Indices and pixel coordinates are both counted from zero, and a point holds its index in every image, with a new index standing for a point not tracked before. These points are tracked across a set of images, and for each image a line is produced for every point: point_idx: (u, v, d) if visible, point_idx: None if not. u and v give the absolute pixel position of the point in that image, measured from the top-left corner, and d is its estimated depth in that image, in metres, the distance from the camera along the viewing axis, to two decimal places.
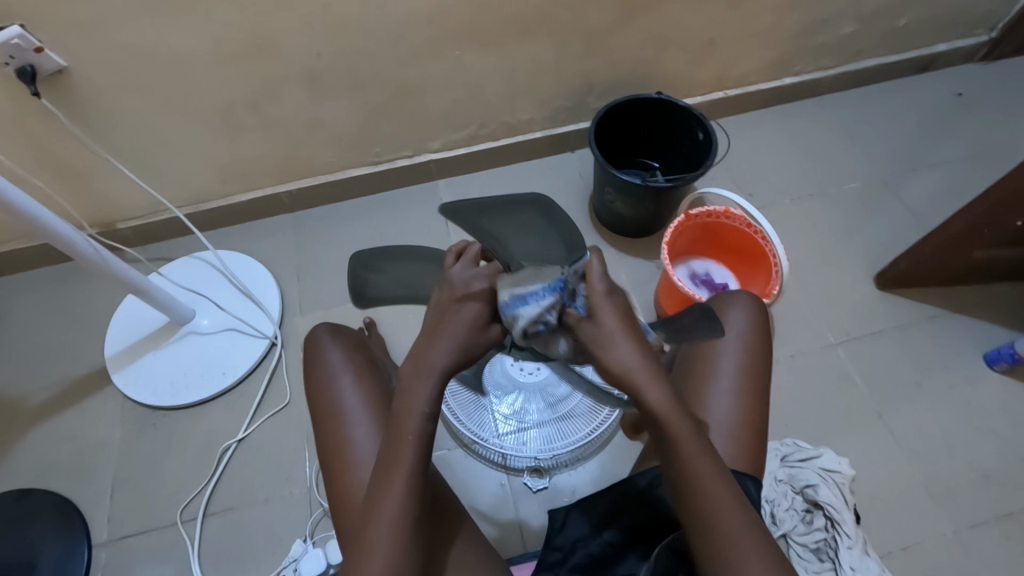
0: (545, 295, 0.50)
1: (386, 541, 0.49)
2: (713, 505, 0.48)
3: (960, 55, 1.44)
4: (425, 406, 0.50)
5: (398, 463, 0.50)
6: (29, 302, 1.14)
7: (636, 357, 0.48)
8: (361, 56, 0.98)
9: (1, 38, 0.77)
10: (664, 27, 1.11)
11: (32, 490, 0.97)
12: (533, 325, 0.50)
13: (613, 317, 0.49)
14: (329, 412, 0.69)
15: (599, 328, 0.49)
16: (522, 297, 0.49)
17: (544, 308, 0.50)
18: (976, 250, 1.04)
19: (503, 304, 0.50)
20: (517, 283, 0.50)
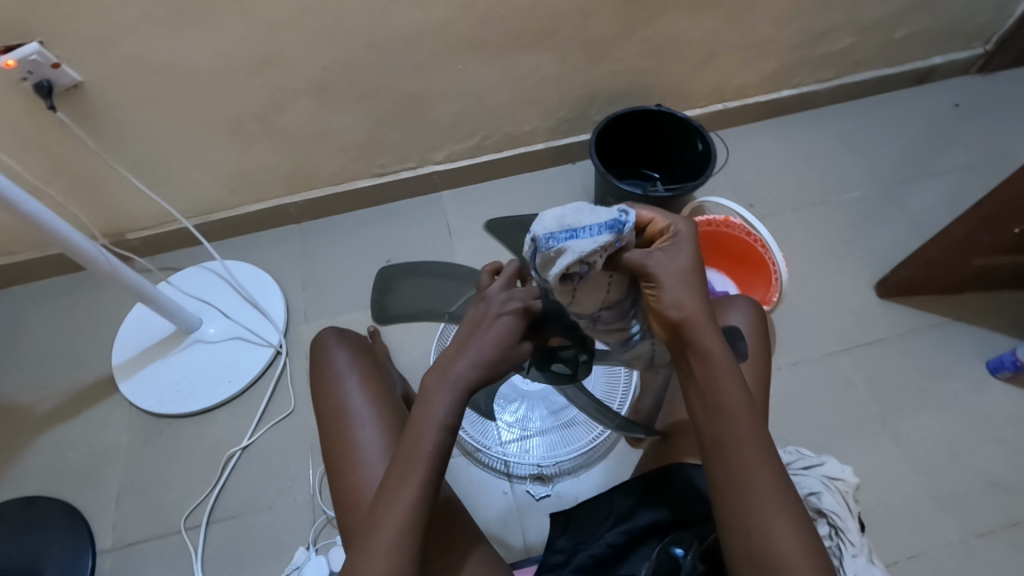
0: (602, 232, 0.46)
1: (393, 534, 0.49)
2: (747, 462, 0.50)
3: (956, 67, 1.46)
4: (442, 410, 0.51)
5: (412, 459, 0.51)
6: (40, 311, 1.16)
7: (699, 302, 0.52)
8: (367, 74, 1.01)
9: (21, 54, 0.80)
10: (663, 41, 1.14)
11: (39, 496, 0.98)
12: (577, 266, 0.45)
13: (682, 254, 0.53)
14: (337, 418, 0.69)
15: (666, 264, 0.52)
16: (572, 230, 0.45)
17: (598, 245, 0.45)
18: (976, 257, 1.05)
19: (545, 237, 0.46)
20: (570, 214, 0.46)
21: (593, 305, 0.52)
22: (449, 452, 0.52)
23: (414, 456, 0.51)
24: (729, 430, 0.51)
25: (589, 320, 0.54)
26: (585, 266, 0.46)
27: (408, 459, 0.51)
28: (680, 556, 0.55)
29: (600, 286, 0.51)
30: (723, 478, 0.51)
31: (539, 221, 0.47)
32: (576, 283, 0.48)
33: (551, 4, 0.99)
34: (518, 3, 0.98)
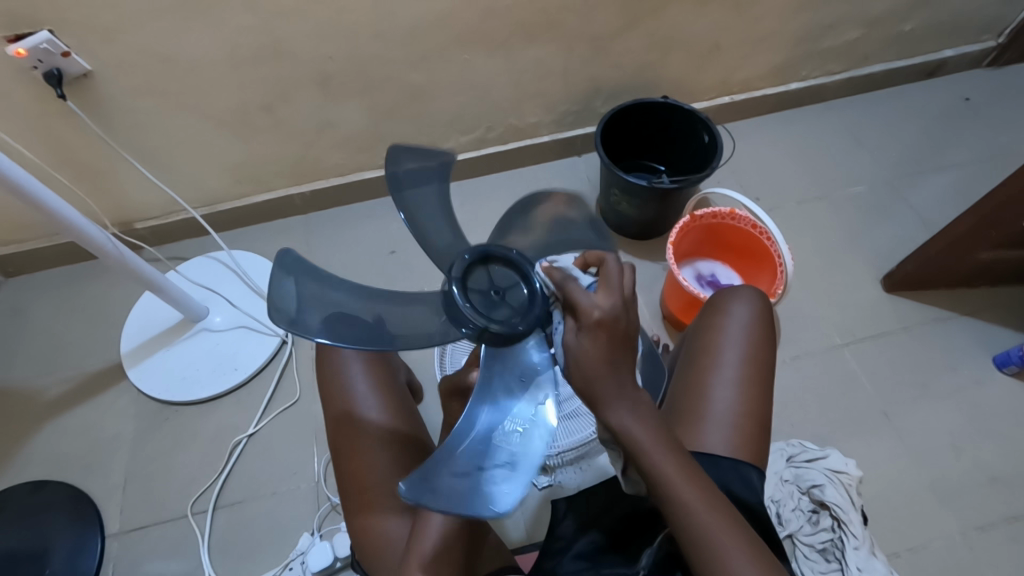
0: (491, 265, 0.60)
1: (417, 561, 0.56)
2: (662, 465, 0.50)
3: (967, 60, 1.44)
4: None
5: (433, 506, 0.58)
6: (51, 299, 1.18)
7: (599, 355, 0.49)
8: (373, 68, 1.02)
9: (31, 42, 0.81)
10: (669, 32, 1.13)
11: (47, 481, 0.99)
12: (481, 274, 0.60)
13: (586, 336, 0.49)
14: (352, 424, 0.69)
15: (573, 345, 0.50)
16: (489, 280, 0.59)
17: (490, 273, 0.60)
18: (982, 252, 1.04)
19: (477, 273, 0.60)
20: (492, 274, 0.60)
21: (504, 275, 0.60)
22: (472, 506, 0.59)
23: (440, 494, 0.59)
24: (644, 454, 0.50)
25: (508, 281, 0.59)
26: (488, 275, 0.60)
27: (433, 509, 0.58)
28: None
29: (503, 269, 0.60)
30: (678, 527, 0.51)
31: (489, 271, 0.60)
32: (490, 293, 0.58)
33: None
34: None
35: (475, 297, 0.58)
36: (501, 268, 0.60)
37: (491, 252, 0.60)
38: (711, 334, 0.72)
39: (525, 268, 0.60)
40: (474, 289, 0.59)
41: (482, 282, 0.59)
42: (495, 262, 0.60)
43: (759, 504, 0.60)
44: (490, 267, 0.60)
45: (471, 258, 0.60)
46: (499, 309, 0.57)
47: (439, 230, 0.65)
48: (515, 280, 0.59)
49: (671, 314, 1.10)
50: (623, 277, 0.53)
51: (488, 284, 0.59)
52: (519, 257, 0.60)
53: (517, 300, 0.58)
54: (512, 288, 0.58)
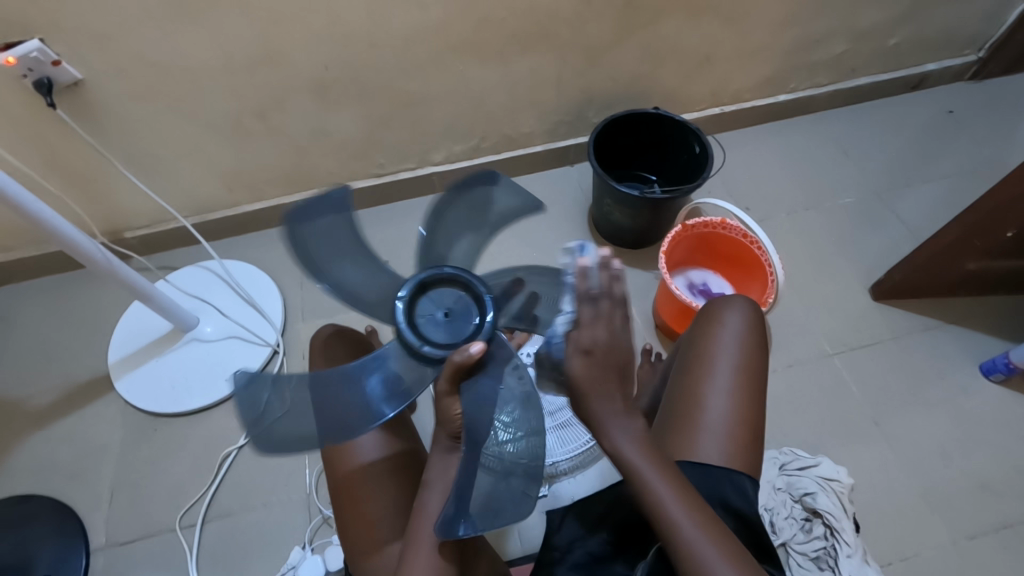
0: (432, 291, 0.61)
1: None
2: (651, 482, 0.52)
3: (949, 74, 1.47)
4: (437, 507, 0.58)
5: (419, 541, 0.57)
6: (37, 308, 1.16)
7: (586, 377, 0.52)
8: (368, 77, 1.03)
9: (22, 50, 0.81)
10: (661, 44, 1.15)
11: (31, 494, 0.97)
12: (426, 306, 0.60)
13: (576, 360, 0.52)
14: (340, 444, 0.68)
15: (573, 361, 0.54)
16: (437, 307, 0.60)
17: (434, 303, 0.60)
18: (967, 262, 1.06)
19: (422, 304, 0.60)
20: (436, 300, 0.61)
21: (448, 301, 0.60)
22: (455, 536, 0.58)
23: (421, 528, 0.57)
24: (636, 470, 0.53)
25: (455, 304, 0.60)
26: (432, 305, 0.60)
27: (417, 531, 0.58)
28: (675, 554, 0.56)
29: (448, 293, 0.61)
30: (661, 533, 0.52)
31: (433, 297, 0.61)
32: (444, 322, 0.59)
33: (549, 7, 1.00)
34: (517, 4, 0.98)
35: (429, 328, 0.59)
36: (444, 289, 0.61)
37: (423, 279, 0.61)
38: (706, 343, 0.72)
39: (462, 278, 0.61)
40: (426, 325, 0.59)
41: (429, 309, 0.60)
42: (431, 285, 0.61)
43: (752, 512, 0.61)
44: (429, 293, 0.61)
45: (408, 293, 0.61)
46: (455, 328, 0.58)
47: (364, 276, 0.65)
48: (458, 295, 0.61)
49: (664, 323, 1.10)
50: (612, 285, 0.54)
51: (434, 310, 0.60)
52: (452, 271, 0.62)
53: (467, 316, 0.59)
54: (461, 305, 0.60)
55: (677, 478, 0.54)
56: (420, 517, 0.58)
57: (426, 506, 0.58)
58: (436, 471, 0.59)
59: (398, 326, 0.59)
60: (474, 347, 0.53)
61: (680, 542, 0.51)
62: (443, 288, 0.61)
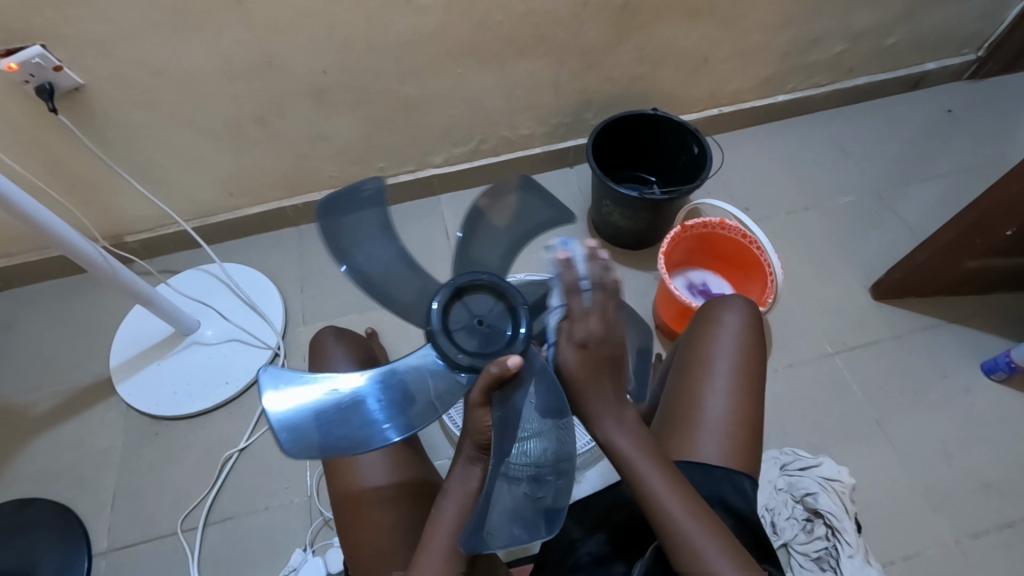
0: (465, 297, 0.58)
1: None
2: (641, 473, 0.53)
3: (948, 73, 1.48)
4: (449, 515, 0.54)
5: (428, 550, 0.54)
6: (39, 313, 1.16)
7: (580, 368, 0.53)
8: (367, 80, 1.03)
9: (23, 56, 0.81)
10: (658, 46, 1.15)
11: (34, 498, 0.97)
12: (461, 312, 0.57)
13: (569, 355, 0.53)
14: None
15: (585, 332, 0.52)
16: (470, 313, 0.57)
17: (469, 308, 0.57)
18: (969, 260, 1.06)
19: (459, 310, 0.57)
20: (470, 306, 0.57)
21: (483, 306, 0.57)
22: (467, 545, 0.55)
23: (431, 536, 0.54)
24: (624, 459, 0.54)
25: (492, 311, 0.57)
26: (468, 311, 0.57)
27: (430, 547, 0.54)
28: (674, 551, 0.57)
29: (483, 298, 0.57)
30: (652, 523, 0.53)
31: (470, 303, 0.57)
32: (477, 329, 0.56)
33: (547, 11, 1.01)
34: (514, 8, 0.99)
35: (461, 336, 0.56)
36: (478, 294, 0.58)
37: (459, 284, 0.58)
38: (704, 343, 0.72)
39: (499, 287, 0.58)
40: (459, 332, 0.56)
41: (463, 314, 0.57)
42: (468, 292, 0.58)
43: (751, 513, 0.61)
44: (464, 299, 0.58)
45: (443, 298, 0.57)
46: (489, 338, 0.55)
47: (401, 279, 0.62)
48: (492, 302, 0.57)
49: (663, 323, 1.11)
50: (604, 275, 0.53)
51: (468, 318, 0.57)
52: (488, 277, 0.58)
53: (503, 325, 0.56)
54: (498, 314, 0.56)
55: (674, 477, 0.53)
56: (433, 527, 0.55)
57: (443, 518, 0.54)
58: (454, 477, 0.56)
59: (431, 331, 0.56)
60: (512, 360, 0.50)
61: (682, 541, 0.50)
62: (479, 295, 0.57)
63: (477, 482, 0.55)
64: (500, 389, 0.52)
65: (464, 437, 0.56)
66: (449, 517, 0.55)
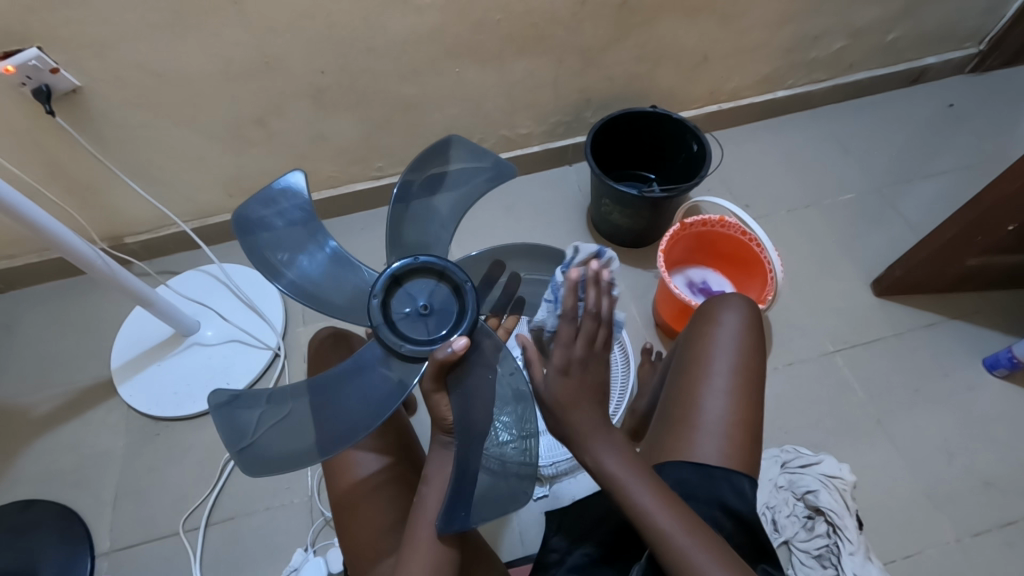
0: (406, 284, 0.60)
1: None
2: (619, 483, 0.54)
3: (950, 67, 1.47)
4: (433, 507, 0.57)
5: (417, 539, 0.56)
6: (40, 315, 1.17)
7: (566, 393, 0.55)
8: (365, 80, 1.03)
9: (20, 59, 0.81)
10: (658, 43, 1.14)
11: (36, 499, 0.98)
12: (403, 300, 0.59)
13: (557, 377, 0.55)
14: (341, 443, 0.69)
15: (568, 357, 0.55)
16: (413, 302, 0.59)
17: (412, 297, 0.59)
18: (969, 257, 1.05)
19: (400, 300, 0.59)
20: (412, 293, 0.59)
21: (424, 292, 0.60)
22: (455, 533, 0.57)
23: (418, 527, 0.57)
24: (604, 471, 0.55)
25: (435, 298, 0.59)
26: (410, 299, 0.59)
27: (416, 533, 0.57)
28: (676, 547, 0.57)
29: (424, 285, 0.60)
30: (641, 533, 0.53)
31: (410, 290, 0.60)
32: (424, 316, 0.58)
33: (545, 9, 1.00)
34: (513, 6, 0.98)
35: (407, 325, 0.58)
36: (418, 278, 0.60)
37: (396, 272, 0.60)
38: (703, 343, 0.72)
39: (438, 267, 0.60)
40: (405, 322, 0.59)
41: (405, 301, 0.59)
42: (405, 277, 0.60)
43: (750, 513, 0.61)
44: (404, 286, 0.60)
45: (380, 289, 0.59)
46: (435, 323, 0.58)
47: (334, 279, 0.65)
48: (434, 285, 0.60)
49: (664, 322, 1.10)
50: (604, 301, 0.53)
51: (411, 304, 0.59)
52: (424, 260, 0.60)
53: (448, 308, 0.59)
54: (440, 297, 0.59)
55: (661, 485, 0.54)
56: (416, 519, 0.57)
57: (424, 506, 0.57)
58: (435, 467, 0.59)
59: (374, 325, 0.58)
60: (456, 345, 0.54)
61: (666, 546, 0.51)
62: (420, 282, 0.60)
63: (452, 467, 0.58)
64: (450, 372, 0.57)
65: (433, 423, 0.58)
66: (431, 504, 0.57)
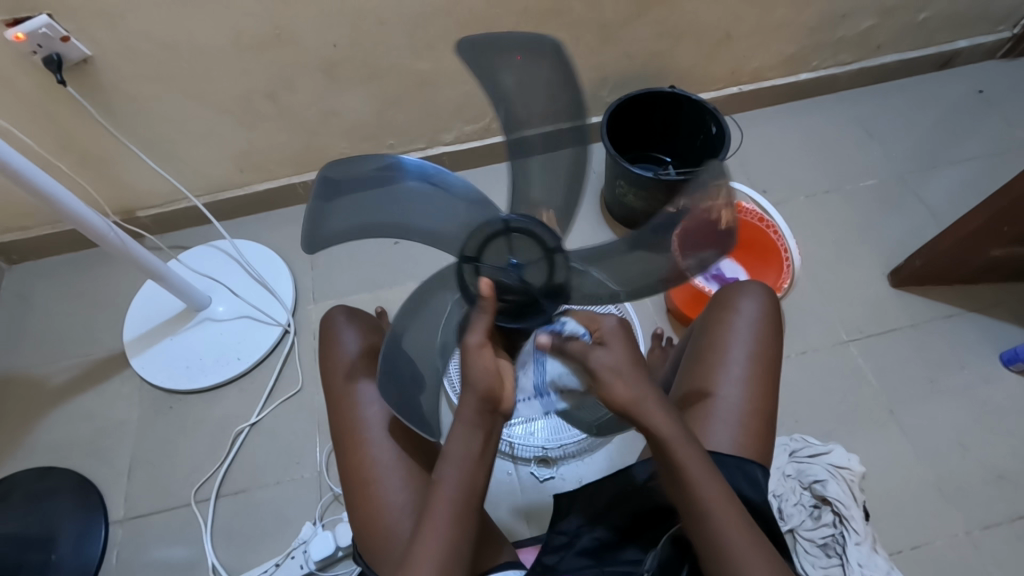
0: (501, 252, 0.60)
1: (429, 563, 0.52)
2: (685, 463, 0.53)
3: (981, 51, 1.41)
4: (452, 484, 0.55)
5: (435, 514, 0.54)
6: (53, 286, 1.17)
7: (637, 382, 0.54)
8: (378, 55, 1.01)
9: (30, 27, 0.80)
10: (678, 21, 1.11)
11: (53, 467, 1.00)
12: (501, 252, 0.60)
13: (620, 346, 0.56)
14: (351, 420, 0.69)
15: (613, 360, 0.54)
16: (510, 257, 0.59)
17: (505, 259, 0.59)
18: (993, 248, 1.03)
19: (499, 236, 0.60)
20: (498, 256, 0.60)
21: (501, 261, 0.59)
22: (473, 506, 0.55)
23: (439, 503, 0.54)
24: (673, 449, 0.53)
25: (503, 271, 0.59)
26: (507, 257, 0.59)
27: (435, 499, 0.55)
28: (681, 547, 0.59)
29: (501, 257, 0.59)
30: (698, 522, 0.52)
31: (493, 254, 0.60)
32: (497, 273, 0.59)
33: None
34: None
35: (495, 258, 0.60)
36: (532, 277, 0.59)
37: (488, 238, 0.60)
38: (719, 330, 0.71)
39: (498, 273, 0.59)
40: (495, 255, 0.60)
41: (498, 274, 0.59)
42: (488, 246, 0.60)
43: (762, 503, 0.61)
44: (497, 245, 0.60)
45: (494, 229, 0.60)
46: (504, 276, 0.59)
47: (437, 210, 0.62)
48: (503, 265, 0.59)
49: (675, 308, 1.09)
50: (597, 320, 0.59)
51: (505, 256, 0.59)
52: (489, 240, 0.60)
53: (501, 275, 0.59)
54: (521, 299, 0.58)
55: (725, 496, 0.52)
56: (437, 488, 0.55)
57: (446, 477, 0.55)
58: (456, 441, 0.55)
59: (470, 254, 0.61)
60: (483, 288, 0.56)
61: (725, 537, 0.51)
62: (503, 248, 0.60)
63: (478, 444, 0.55)
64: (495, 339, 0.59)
65: (467, 389, 0.54)
66: (450, 476, 0.55)
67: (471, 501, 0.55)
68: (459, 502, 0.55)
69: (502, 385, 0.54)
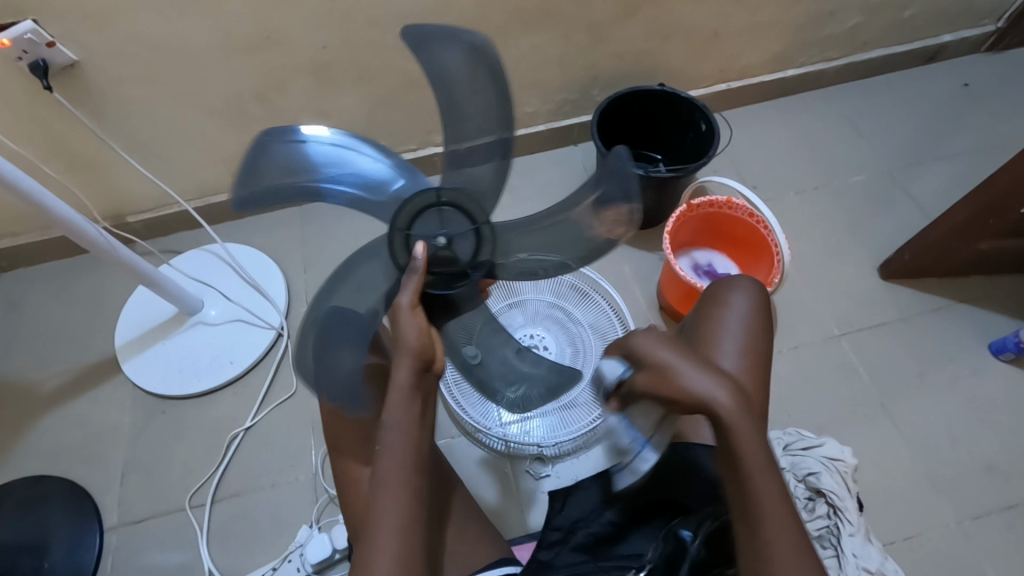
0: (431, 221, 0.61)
1: (393, 536, 0.53)
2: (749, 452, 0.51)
3: (966, 45, 1.43)
4: (400, 448, 0.56)
5: (388, 485, 0.55)
6: (44, 293, 1.17)
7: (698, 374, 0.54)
8: (367, 57, 1.01)
9: (15, 32, 0.80)
10: (667, 19, 1.12)
11: (46, 474, 0.99)
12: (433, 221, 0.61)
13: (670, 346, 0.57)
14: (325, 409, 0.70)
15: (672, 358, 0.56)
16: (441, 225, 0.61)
17: (438, 228, 0.61)
18: (982, 239, 1.04)
19: (432, 208, 0.61)
20: (429, 224, 0.61)
21: (433, 231, 0.61)
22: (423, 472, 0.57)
23: (389, 472, 0.55)
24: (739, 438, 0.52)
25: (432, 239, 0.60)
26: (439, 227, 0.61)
27: (383, 470, 0.55)
28: (689, 539, 0.55)
29: (433, 228, 0.61)
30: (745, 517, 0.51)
31: (425, 222, 0.61)
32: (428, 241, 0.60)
33: None
34: None
35: (427, 226, 0.61)
36: (460, 246, 0.61)
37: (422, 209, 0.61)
38: (710, 326, 0.71)
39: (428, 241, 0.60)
40: (428, 225, 0.61)
41: (428, 241, 0.60)
42: (421, 215, 0.61)
43: None
44: (429, 216, 0.61)
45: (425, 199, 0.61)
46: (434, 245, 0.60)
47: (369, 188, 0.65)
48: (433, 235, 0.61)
49: (668, 305, 1.09)
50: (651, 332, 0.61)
51: (436, 224, 0.61)
52: (422, 210, 0.61)
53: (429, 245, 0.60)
54: (449, 270, 0.60)
55: (784, 498, 0.51)
56: (382, 458, 0.56)
57: (392, 446, 0.56)
58: (398, 411, 0.56)
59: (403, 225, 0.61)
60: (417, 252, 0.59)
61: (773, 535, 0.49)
62: (436, 218, 0.61)
63: (416, 408, 0.57)
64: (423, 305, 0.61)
65: (406, 356, 0.56)
66: (395, 445, 0.56)
67: (416, 469, 0.57)
68: (407, 471, 0.56)
69: (430, 344, 0.58)
